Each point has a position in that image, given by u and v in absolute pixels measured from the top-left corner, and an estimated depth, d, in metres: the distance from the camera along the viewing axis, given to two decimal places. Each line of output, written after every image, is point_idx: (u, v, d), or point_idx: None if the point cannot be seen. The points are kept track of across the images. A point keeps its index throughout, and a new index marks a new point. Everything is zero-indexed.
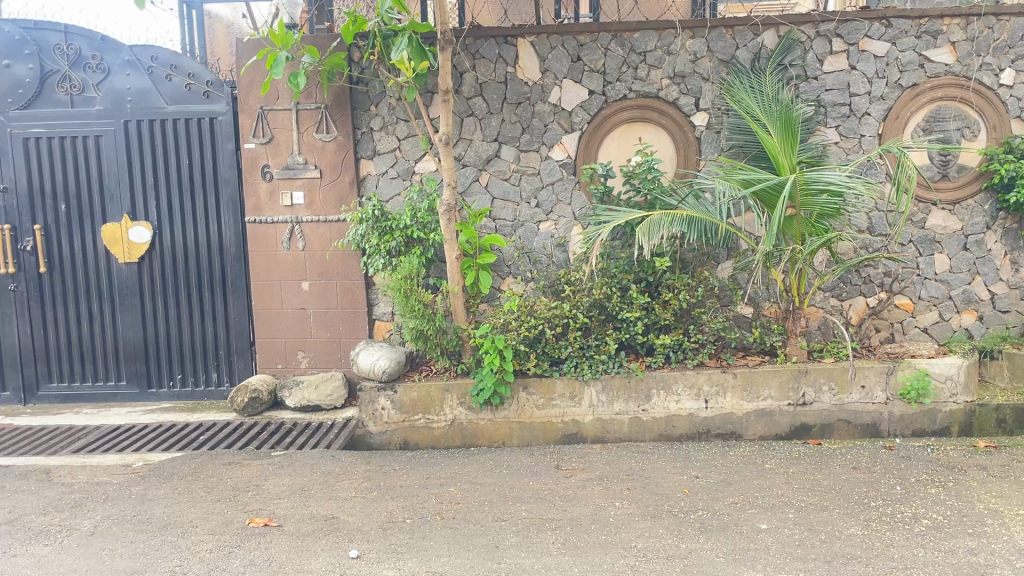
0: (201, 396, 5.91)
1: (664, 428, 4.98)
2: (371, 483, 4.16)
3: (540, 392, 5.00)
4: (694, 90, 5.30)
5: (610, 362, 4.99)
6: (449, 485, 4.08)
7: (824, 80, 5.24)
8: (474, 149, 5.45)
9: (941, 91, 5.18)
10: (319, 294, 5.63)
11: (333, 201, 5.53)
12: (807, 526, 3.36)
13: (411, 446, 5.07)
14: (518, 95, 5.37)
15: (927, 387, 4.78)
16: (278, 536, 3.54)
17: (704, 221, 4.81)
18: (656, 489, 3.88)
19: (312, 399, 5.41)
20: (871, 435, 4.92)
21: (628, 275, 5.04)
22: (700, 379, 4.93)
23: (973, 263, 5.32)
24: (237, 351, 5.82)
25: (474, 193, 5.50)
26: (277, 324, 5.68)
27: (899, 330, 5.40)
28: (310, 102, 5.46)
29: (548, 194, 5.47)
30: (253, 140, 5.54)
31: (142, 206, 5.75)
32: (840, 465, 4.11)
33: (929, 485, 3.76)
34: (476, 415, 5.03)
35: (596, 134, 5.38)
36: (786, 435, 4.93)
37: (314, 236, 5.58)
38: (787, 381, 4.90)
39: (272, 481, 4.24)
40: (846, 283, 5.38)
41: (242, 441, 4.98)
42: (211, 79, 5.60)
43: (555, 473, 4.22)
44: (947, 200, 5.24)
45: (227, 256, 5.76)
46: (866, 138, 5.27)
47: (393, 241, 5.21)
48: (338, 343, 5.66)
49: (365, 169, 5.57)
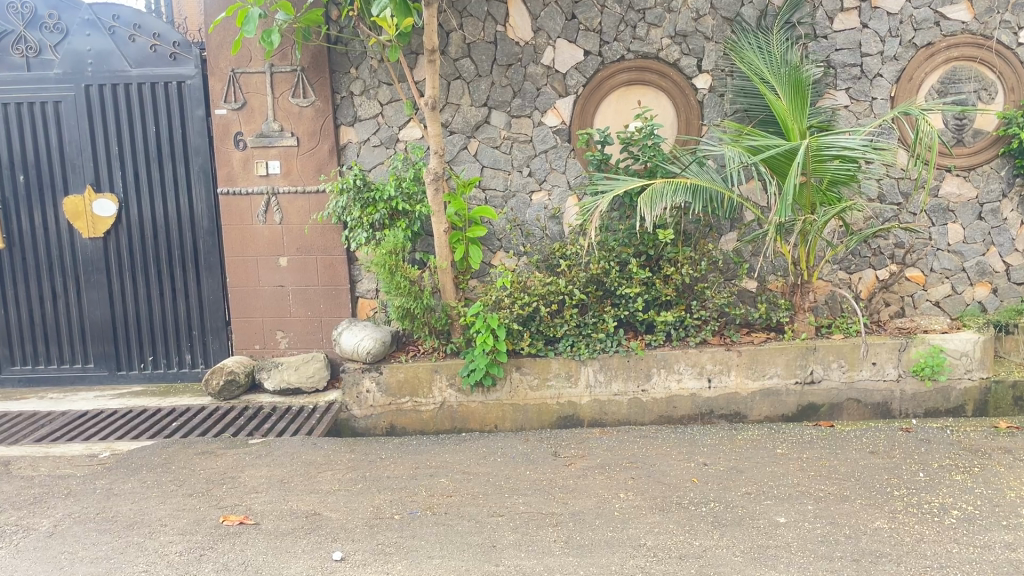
0: (174, 379, 5.58)
1: (665, 409, 4.71)
2: (355, 474, 3.87)
3: (534, 371, 4.72)
4: (696, 50, 4.97)
5: (608, 341, 4.71)
6: (440, 475, 3.80)
7: (834, 39, 4.93)
8: (462, 115, 5.11)
9: (958, 51, 4.86)
10: (298, 270, 5.29)
11: (310, 172, 5.18)
12: (828, 519, 3.11)
13: (397, 431, 4.80)
14: (508, 56, 5.02)
15: (941, 364, 4.56)
16: (255, 536, 3.25)
17: (710, 190, 4.51)
18: (663, 479, 3.61)
19: (292, 382, 5.10)
20: (882, 416, 4.68)
21: (628, 248, 4.74)
22: (703, 358, 4.67)
23: (988, 233, 5.06)
24: (212, 330, 5.49)
25: (462, 161, 5.17)
26: (253, 302, 5.34)
27: (910, 304, 5.15)
28: (285, 64, 5.08)
29: (541, 162, 5.14)
30: (224, 106, 5.15)
31: (107, 177, 5.38)
32: (856, 450, 3.86)
33: (954, 471, 3.52)
34: (466, 398, 4.76)
35: (592, 98, 5.05)
36: (793, 416, 4.69)
37: (292, 209, 5.23)
38: (794, 358, 4.65)
39: (249, 472, 3.95)
40: (855, 255, 5.12)
41: (217, 428, 4.68)
42: (177, 40, 5.20)
43: (553, 461, 3.94)
44: (962, 166, 4.96)
45: (199, 230, 5.40)
46: (878, 102, 4.96)
47: (377, 214, 4.85)
48: (319, 322, 5.33)
49: (345, 137, 5.22)
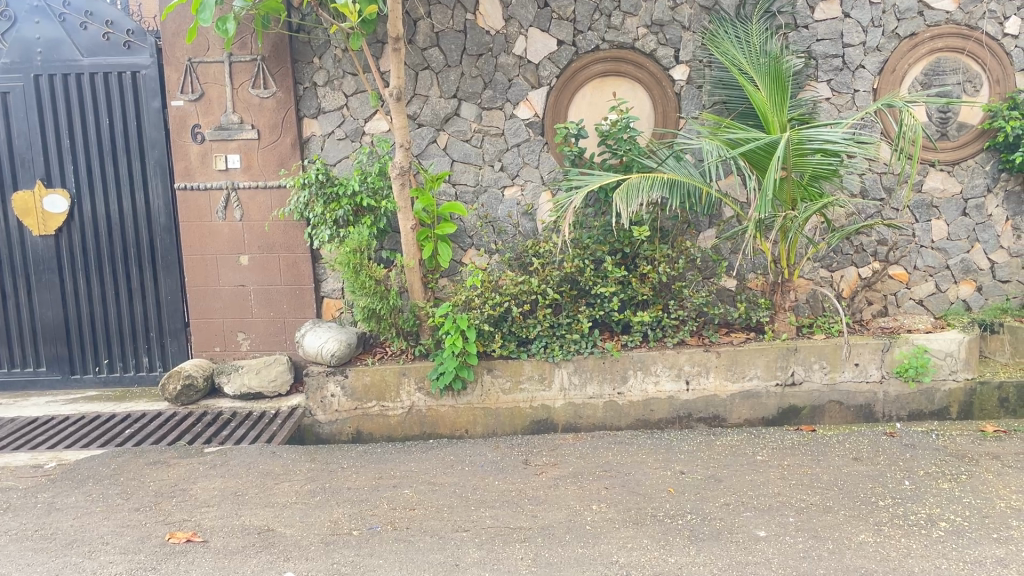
0: (131, 383, 5.33)
1: (642, 413, 4.54)
2: (314, 485, 3.66)
3: (505, 374, 4.52)
4: (673, 41, 4.80)
5: (582, 342, 4.53)
6: (404, 487, 3.60)
7: (815, 29, 4.76)
8: (431, 107, 4.90)
9: (942, 42, 4.71)
10: (259, 268, 5.06)
11: (272, 166, 4.95)
12: (811, 533, 2.94)
13: (363, 437, 4.59)
14: (478, 45, 4.81)
15: (925, 365, 4.41)
16: (202, 555, 3.04)
17: (688, 184, 4.34)
18: (637, 489, 3.43)
19: (253, 386, 4.85)
20: (865, 418, 4.53)
21: (602, 246, 4.56)
22: (681, 358, 4.49)
23: (973, 229, 4.92)
24: (170, 332, 5.25)
25: (431, 155, 4.96)
26: (213, 302, 5.11)
27: (893, 302, 5.00)
28: (244, 53, 4.84)
29: (514, 156, 4.94)
30: (180, 97, 4.90)
31: (59, 171, 5.13)
32: (840, 456, 3.70)
33: (941, 479, 3.36)
34: (436, 401, 4.56)
35: (566, 90, 4.86)
36: (773, 419, 4.53)
37: (253, 204, 5.00)
38: (774, 359, 4.49)
39: (201, 484, 3.73)
40: (837, 253, 4.96)
41: (173, 435, 4.44)
42: (131, 28, 4.95)
43: (524, 470, 3.75)
44: (946, 160, 4.81)
45: (156, 227, 5.15)
46: (860, 94, 4.81)
47: (340, 210, 4.66)
48: (283, 323, 5.10)
49: (308, 130, 4.99)
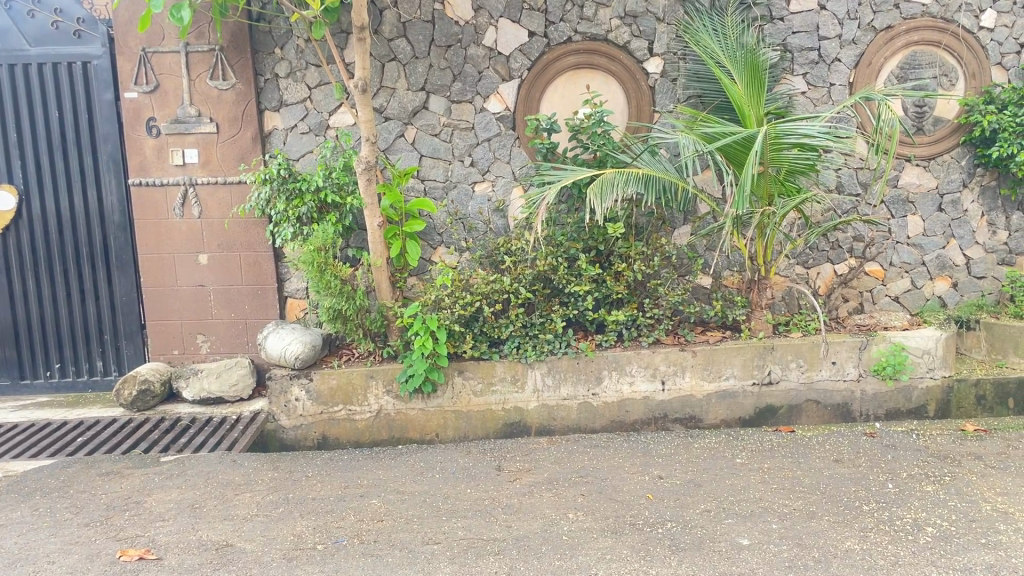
0: (84, 388, 5.09)
1: (617, 414, 4.42)
2: (277, 496, 3.49)
3: (477, 376, 4.38)
4: (647, 33, 4.68)
5: (556, 342, 4.40)
6: (371, 496, 3.44)
7: (791, 22, 4.67)
8: (398, 99, 4.73)
9: (918, 35, 4.64)
10: (220, 268, 4.86)
11: (231, 161, 4.74)
12: (796, 540, 2.84)
13: (329, 442, 4.42)
14: (447, 36, 4.66)
15: (904, 363, 4.33)
16: (155, 574, 2.85)
17: (664, 180, 4.24)
18: (615, 495, 3.30)
19: (213, 392, 4.66)
20: (842, 417, 4.45)
21: (576, 243, 4.43)
22: (656, 358, 4.38)
23: (949, 225, 4.87)
24: (126, 334, 5.02)
25: (398, 150, 4.79)
26: (171, 304, 4.89)
27: (868, 299, 4.94)
28: (201, 43, 4.63)
29: (484, 151, 4.80)
30: (134, 89, 4.67)
31: (5, 167, 4.87)
32: (820, 458, 3.62)
33: (924, 481, 3.29)
34: (405, 405, 4.40)
35: (537, 82, 4.72)
36: (750, 419, 4.44)
37: (212, 201, 4.78)
38: (751, 358, 4.40)
39: (156, 496, 3.53)
40: (814, 249, 4.89)
41: (128, 444, 4.23)
42: (82, 16, 4.70)
43: (497, 477, 3.61)
44: (922, 155, 4.76)
45: (110, 225, 4.92)
46: (836, 88, 4.73)
47: (304, 207, 4.47)
48: (244, 324, 4.90)
49: (270, 123, 4.79)
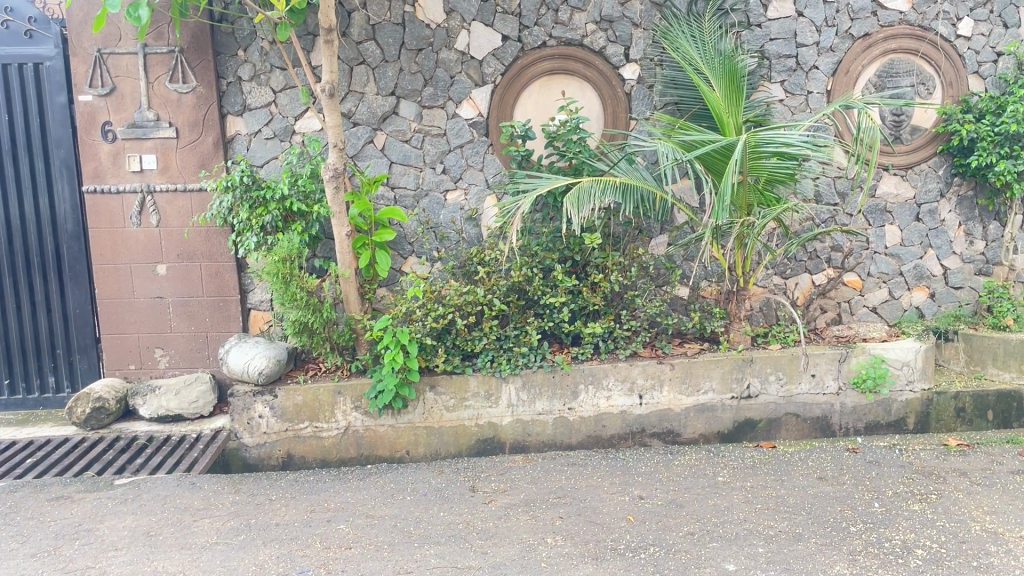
0: (35, 405, 4.84)
1: (593, 429, 4.29)
2: (238, 522, 3.30)
3: (449, 391, 4.22)
4: (623, 38, 4.58)
5: (530, 355, 4.26)
6: (339, 521, 3.27)
7: (768, 28, 4.60)
8: (367, 104, 4.56)
9: (895, 43, 4.60)
10: (179, 279, 4.65)
11: (191, 167, 4.54)
12: (783, 565, 2.73)
13: (295, 461, 4.24)
14: (418, 39, 4.51)
15: (884, 376, 4.26)
16: None
17: (642, 189, 4.13)
18: (594, 518, 3.17)
19: (172, 409, 4.45)
20: (822, 431, 4.37)
21: (552, 253, 4.31)
22: (634, 371, 4.26)
23: (926, 235, 4.83)
24: (79, 349, 4.78)
25: (367, 157, 4.62)
26: (127, 316, 4.67)
27: (847, 310, 4.88)
28: (160, 44, 4.43)
29: (456, 158, 4.65)
30: (88, 91, 4.45)
31: None
32: (804, 475, 3.52)
33: (911, 499, 3.20)
34: (374, 422, 4.23)
35: (511, 88, 4.58)
36: (729, 434, 4.33)
37: (171, 210, 4.58)
38: (730, 371, 4.29)
39: (109, 524, 3.32)
40: (792, 259, 4.81)
41: (80, 465, 4.00)
42: (34, 15, 4.50)
43: (470, 499, 3.46)
44: (900, 165, 4.72)
45: (62, 234, 4.69)
46: (814, 95, 4.67)
47: (268, 215, 4.29)
48: (205, 338, 4.69)
49: (233, 128, 4.60)
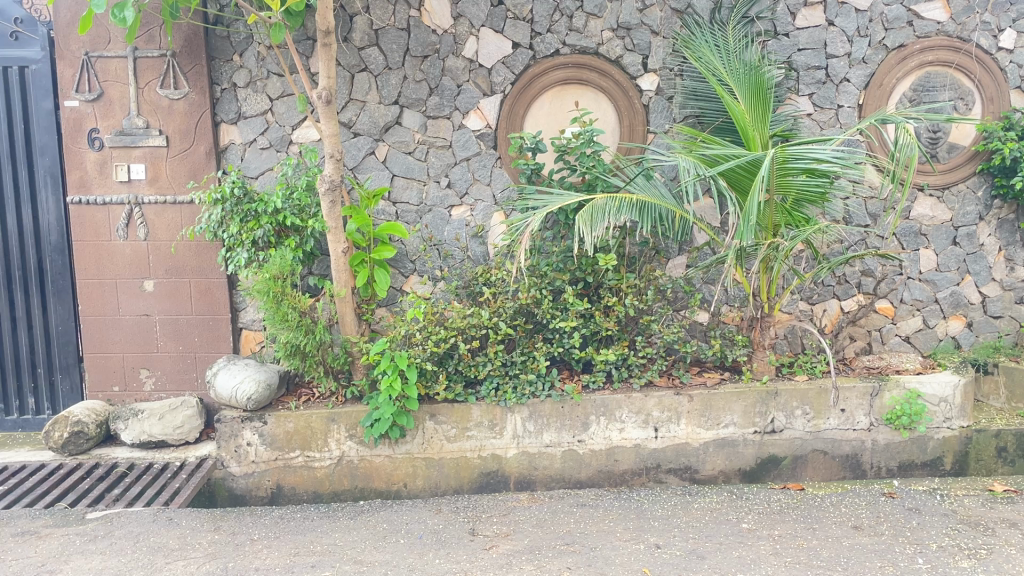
0: (14, 427, 4.58)
1: (605, 464, 3.99)
2: (214, 567, 3.01)
3: (451, 421, 3.92)
4: (642, 46, 4.31)
5: (538, 383, 3.96)
6: (324, 568, 2.97)
7: (796, 38, 4.32)
8: (369, 114, 4.31)
9: (932, 55, 4.31)
10: (166, 295, 4.39)
11: (181, 177, 4.28)
12: None
13: (284, 493, 3.95)
14: (423, 46, 4.25)
15: (921, 413, 3.92)
16: None
17: (659, 207, 3.84)
18: (606, 570, 2.86)
19: (155, 435, 4.15)
20: (852, 470, 4.04)
21: (562, 273, 4.02)
22: (649, 403, 3.96)
23: (963, 260, 4.52)
24: (61, 368, 4.53)
25: (368, 169, 4.36)
26: (112, 334, 4.41)
27: (877, 339, 4.57)
28: (151, 48, 4.19)
29: (462, 171, 4.38)
30: (75, 96, 4.21)
31: None
32: (837, 524, 3.20)
33: (958, 555, 2.88)
34: (369, 451, 3.94)
35: (521, 98, 4.31)
36: (750, 471, 4.02)
37: (159, 222, 4.32)
38: (753, 404, 3.98)
39: (74, 565, 3.04)
40: (819, 284, 4.52)
41: (52, 496, 3.72)
42: (20, 16, 4.27)
43: (470, 545, 3.15)
44: (936, 184, 4.42)
45: (46, 247, 4.44)
46: (844, 110, 4.38)
47: (259, 230, 4.02)
48: (193, 358, 4.42)
49: (227, 136, 4.36)
